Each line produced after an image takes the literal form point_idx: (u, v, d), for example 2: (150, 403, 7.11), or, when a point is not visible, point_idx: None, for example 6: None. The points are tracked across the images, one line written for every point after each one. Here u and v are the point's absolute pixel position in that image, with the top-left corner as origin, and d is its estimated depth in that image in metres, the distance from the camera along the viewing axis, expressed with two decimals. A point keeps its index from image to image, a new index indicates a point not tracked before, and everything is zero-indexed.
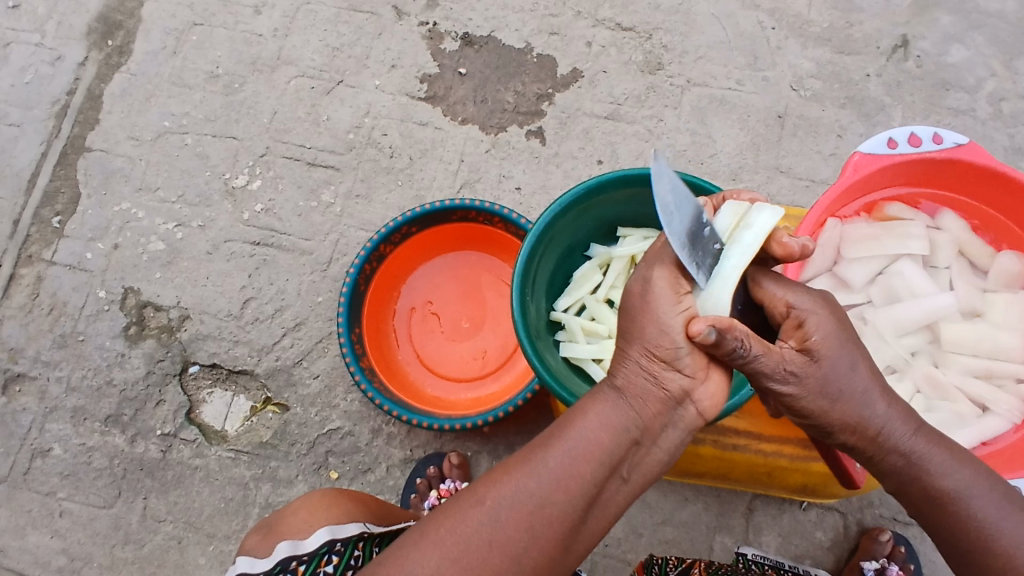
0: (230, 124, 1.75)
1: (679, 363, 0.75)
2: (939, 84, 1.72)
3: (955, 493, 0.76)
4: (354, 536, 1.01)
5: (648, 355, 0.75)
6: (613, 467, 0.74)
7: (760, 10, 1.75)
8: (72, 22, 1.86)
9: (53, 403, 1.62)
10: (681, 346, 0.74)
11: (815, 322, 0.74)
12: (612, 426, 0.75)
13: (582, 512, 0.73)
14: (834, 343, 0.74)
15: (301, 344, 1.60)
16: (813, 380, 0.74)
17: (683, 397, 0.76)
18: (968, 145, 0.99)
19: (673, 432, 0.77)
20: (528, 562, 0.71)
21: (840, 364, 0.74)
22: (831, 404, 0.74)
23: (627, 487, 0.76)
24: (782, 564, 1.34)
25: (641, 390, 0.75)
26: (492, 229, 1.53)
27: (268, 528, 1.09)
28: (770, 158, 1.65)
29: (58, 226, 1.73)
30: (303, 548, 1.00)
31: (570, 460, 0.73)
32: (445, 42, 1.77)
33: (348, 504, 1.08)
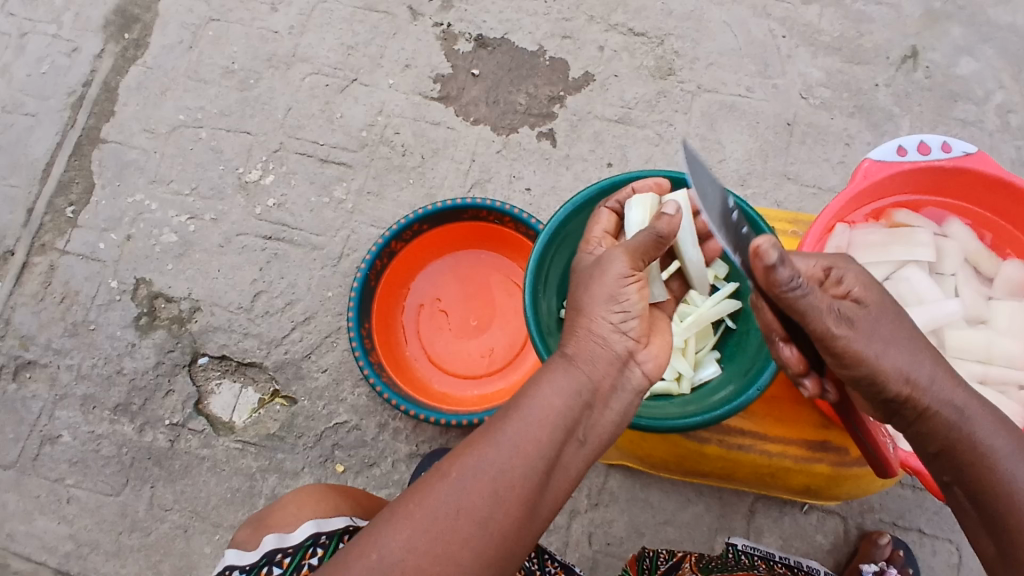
0: (244, 118, 1.78)
1: (625, 327, 0.88)
2: (948, 95, 1.73)
3: (1002, 455, 0.72)
4: (340, 529, 1.03)
5: (598, 320, 0.87)
6: (569, 429, 0.80)
7: (771, 18, 1.77)
8: (90, 14, 1.88)
9: (64, 390, 1.64)
10: (626, 311, 0.88)
11: (848, 277, 0.77)
12: (566, 391, 0.81)
13: (544, 474, 0.76)
14: (870, 297, 0.77)
15: (310, 338, 1.62)
16: (860, 326, 0.74)
17: (628, 357, 0.88)
18: (977, 154, 1.00)
19: (621, 395, 0.87)
20: (495, 526, 0.73)
21: (880, 316, 0.75)
22: (881, 350, 0.73)
23: (585, 450, 0.82)
24: (772, 556, 1.35)
25: (590, 355, 0.85)
26: (503, 228, 1.55)
27: (257, 521, 1.09)
28: (777, 164, 1.67)
29: (71, 216, 1.75)
30: (289, 540, 1.00)
31: (529, 424, 0.77)
32: (458, 43, 1.79)
33: (336, 497, 1.10)
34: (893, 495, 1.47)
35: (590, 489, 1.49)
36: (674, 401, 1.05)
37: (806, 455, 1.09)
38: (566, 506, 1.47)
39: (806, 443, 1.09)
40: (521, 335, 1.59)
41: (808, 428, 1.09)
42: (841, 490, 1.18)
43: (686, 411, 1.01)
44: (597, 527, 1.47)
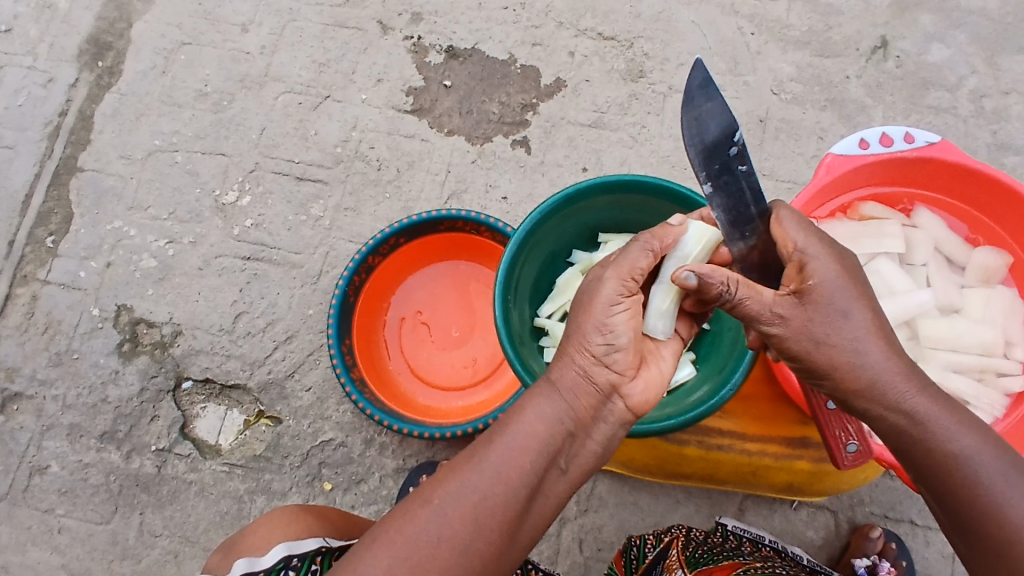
0: (220, 140, 1.78)
1: (610, 359, 0.84)
2: (919, 84, 1.74)
3: (963, 456, 0.75)
4: (312, 551, 1.02)
5: (582, 350, 0.84)
6: (551, 458, 0.80)
7: (740, 16, 1.78)
8: (64, 44, 1.89)
9: (50, 421, 1.64)
10: (613, 341, 0.84)
11: (816, 268, 0.81)
12: (549, 418, 0.81)
13: (525, 503, 0.77)
14: (830, 288, 0.80)
15: (293, 357, 1.62)
16: (798, 322, 0.80)
17: (612, 390, 0.84)
18: (939, 143, 1.01)
19: (605, 425, 0.85)
20: (474, 554, 0.74)
21: (833, 310, 0.79)
22: (813, 347, 0.80)
23: (566, 479, 0.82)
24: (761, 539, 1.33)
25: (573, 383, 0.83)
26: (480, 238, 1.55)
27: (229, 546, 1.10)
28: (752, 161, 1.67)
29: (52, 246, 1.75)
30: (259, 565, 1.00)
31: (510, 451, 0.78)
32: (430, 55, 1.79)
33: (309, 519, 1.10)
34: (882, 487, 1.46)
35: (579, 495, 1.48)
36: None
37: (785, 453, 1.09)
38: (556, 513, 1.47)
39: (784, 441, 1.09)
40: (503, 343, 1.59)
41: (786, 426, 1.08)
42: (825, 486, 1.17)
43: (661, 413, 0.99)
44: (588, 533, 1.46)
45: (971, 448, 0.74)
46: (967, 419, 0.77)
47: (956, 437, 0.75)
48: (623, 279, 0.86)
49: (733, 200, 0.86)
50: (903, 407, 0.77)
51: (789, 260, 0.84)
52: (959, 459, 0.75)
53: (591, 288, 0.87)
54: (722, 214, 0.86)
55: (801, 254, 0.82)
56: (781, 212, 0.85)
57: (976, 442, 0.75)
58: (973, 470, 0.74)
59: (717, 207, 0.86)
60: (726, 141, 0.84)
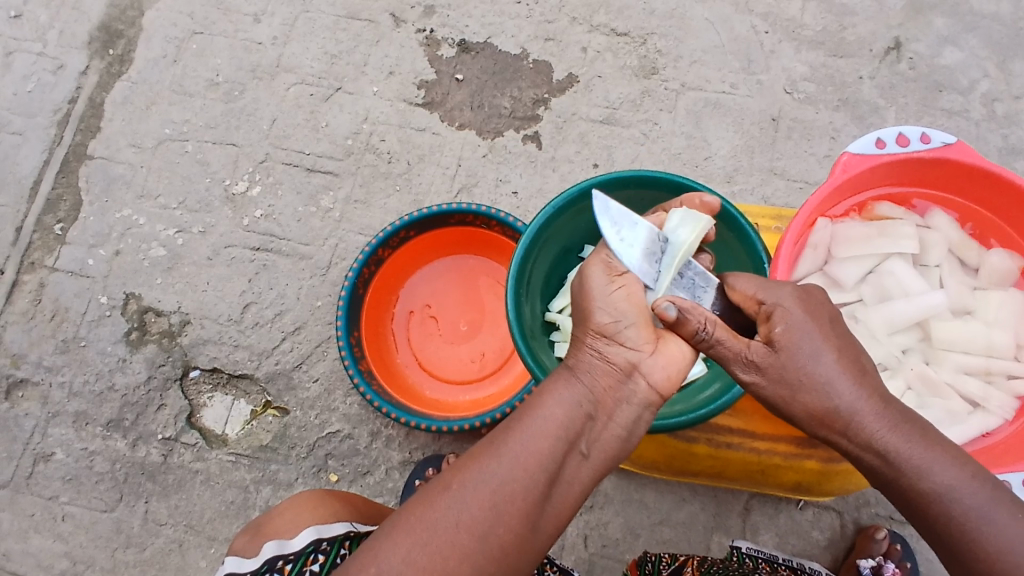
0: (230, 130, 1.78)
1: (623, 337, 0.86)
2: (933, 86, 1.73)
3: (938, 494, 0.73)
4: (340, 535, 1.04)
5: (593, 333, 0.86)
6: (570, 442, 0.80)
7: (754, 14, 1.77)
8: (74, 30, 1.88)
9: (56, 408, 1.64)
10: (619, 320, 0.86)
11: (781, 314, 0.82)
12: (568, 402, 0.82)
13: (544, 489, 0.77)
14: (799, 332, 0.80)
15: (301, 348, 1.62)
16: (774, 369, 0.81)
17: (631, 369, 0.84)
18: (956, 144, 1.00)
19: (628, 407, 0.84)
20: (494, 539, 0.74)
21: (801, 355, 0.80)
22: (792, 394, 0.80)
23: (589, 464, 0.81)
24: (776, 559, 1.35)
25: (590, 366, 0.85)
26: (490, 232, 1.55)
27: (256, 528, 1.12)
28: (764, 160, 1.67)
29: (60, 233, 1.74)
30: (290, 547, 1.02)
31: (530, 436, 0.79)
32: (442, 49, 1.79)
33: (335, 504, 1.12)
34: None
35: None
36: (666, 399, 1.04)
37: (795, 451, 1.09)
38: None
39: (794, 439, 1.09)
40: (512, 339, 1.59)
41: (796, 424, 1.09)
42: (833, 486, 1.17)
43: (673, 410, 0.99)
44: (593, 530, 1.46)
45: (946, 485, 0.72)
46: (945, 452, 0.75)
47: (932, 473, 0.73)
48: (609, 264, 0.89)
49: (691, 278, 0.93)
50: (878, 445, 0.76)
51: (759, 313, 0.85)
52: (936, 496, 0.73)
53: (583, 279, 0.90)
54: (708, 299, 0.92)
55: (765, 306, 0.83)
56: (732, 278, 0.89)
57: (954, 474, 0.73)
58: (947, 507, 0.72)
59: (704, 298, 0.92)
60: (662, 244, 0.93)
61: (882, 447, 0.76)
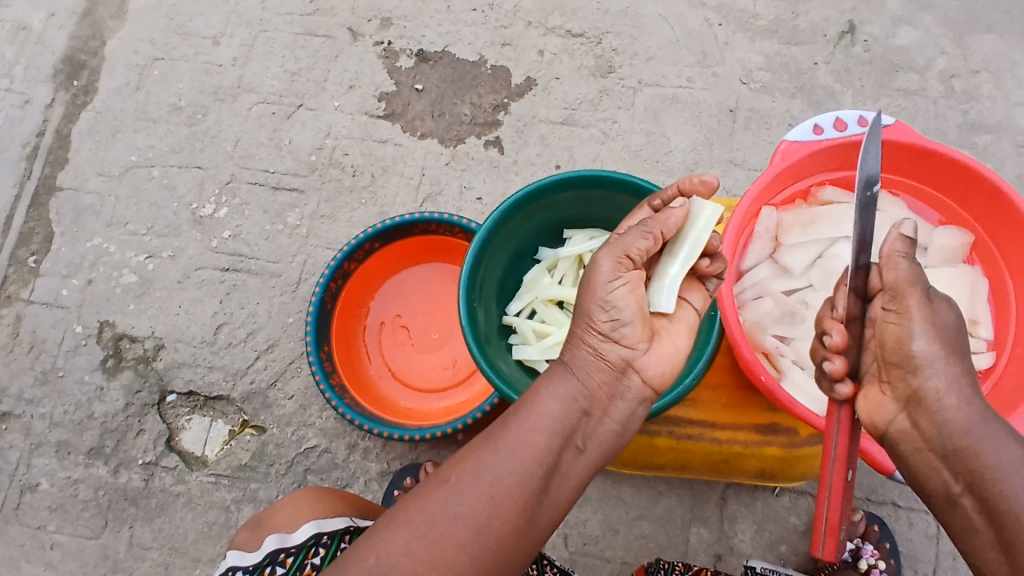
0: (195, 153, 1.79)
1: (618, 334, 0.85)
2: (888, 67, 1.74)
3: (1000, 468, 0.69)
4: (340, 530, 1.06)
5: (590, 329, 0.85)
6: (566, 436, 0.80)
7: (707, 7, 1.78)
8: (38, 64, 1.90)
9: (38, 438, 1.65)
10: (616, 318, 0.85)
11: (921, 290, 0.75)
12: (563, 398, 0.82)
13: (540, 483, 0.77)
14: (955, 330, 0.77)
15: (275, 365, 1.63)
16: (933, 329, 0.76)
17: (626, 365, 0.85)
18: (893, 125, 1.02)
19: (621, 403, 0.85)
20: (492, 531, 0.74)
21: None
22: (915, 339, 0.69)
23: (584, 458, 0.81)
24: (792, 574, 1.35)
25: (586, 362, 0.85)
26: (454, 239, 1.56)
27: (256, 522, 1.12)
28: (723, 151, 1.68)
29: (34, 265, 1.76)
30: (291, 541, 1.04)
31: (525, 431, 0.78)
32: (400, 60, 1.80)
33: (334, 499, 1.13)
34: (862, 470, 1.47)
35: None
36: None
37: (756, 439, 1.10)
38: None
39: (753, 427, 1.09)
40: None
41: (756, 412, 1.10)
42: (800, 471, 1.16)
43: None
44: (572, 529, 1.47)
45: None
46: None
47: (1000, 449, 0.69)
48: (617, 257, 0.86)
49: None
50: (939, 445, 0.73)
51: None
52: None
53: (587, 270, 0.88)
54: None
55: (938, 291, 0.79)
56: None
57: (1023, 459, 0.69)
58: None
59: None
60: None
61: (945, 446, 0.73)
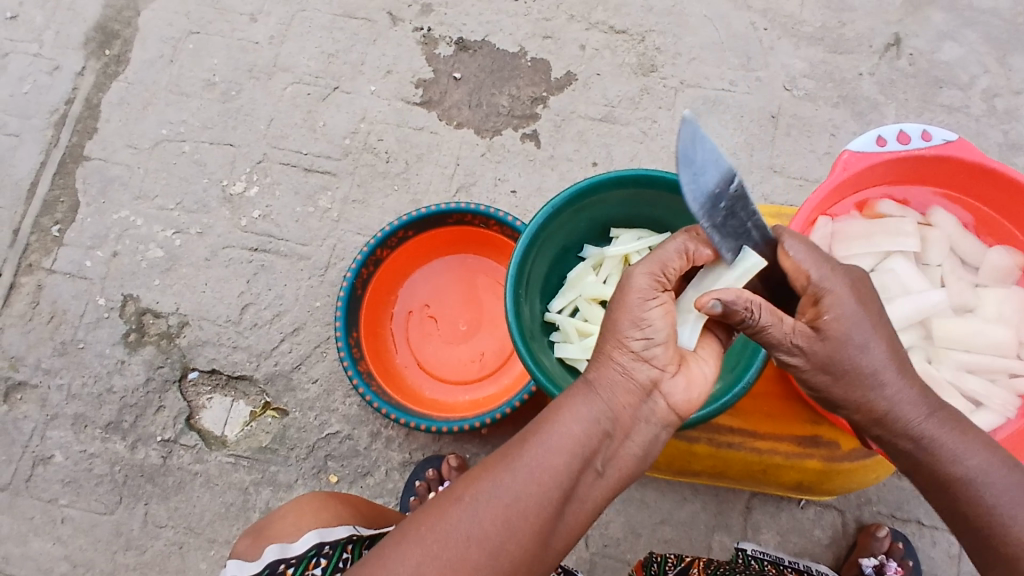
0: (227, 130, 1.77)
1: (649, 355, 0.81)
2: (932, 82, 1.73)
3: (970, 477, 0.76)
4: (343, 538, 1.04)
5: (619, 345, 0.81)
6: (586, 459, 0.77)
7: (752, 11, 1.77)
8: (70, 32, 1.87)
9: (55, 410, 1.63)
10: (649, 336, 0.81)
11: (831, 301, 0.78)
12: (585, 417, 0.78)
13: (557, 506, 0.75)
14: (850, 321, 0.77)
15: (300, 348, 1.61)
16: (820, 356, 0.77)
17: (652, 387, 0.81)
18: (957, 141, 0.99)
19: (644, 426, 0.81)
20: (506, 555, 0.73)
21: (851, 345, 0.76)
22: (835, 380, 0.78)
23: (602, 482, 0.79)
24: (781, 560, 1.35)
25: (612, 381, 0.80)
26: (488, 232, 1.55)
27: (257, 531, 1.11)
28: (763, 157, 1.66)
29: (57, 235, 1.74)
30: (291, 551, 1.01)
31: (545, 451, 0.76)
32: (439, 47, 1.78)
33: (338, 506, 1.11)
34: (889, 486, 1.46)
35: None
36: None
37: (797, 451, 1.10)
38: None
39: (795, 438, 1.10)
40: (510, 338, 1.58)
41: (794, 425, 1.10)
42: (835, 484, 1.18)
43: None
44: (594, 529, 1.46)
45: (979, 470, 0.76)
46: (978, 438, 0.78)
47: (964, 458, 0.76)
48: (655, 275, 0.83)
49: (732, 215, 0.81)
50: (915, 431, 0.78)
51: (804, 292, 0.81)
52: (967, 481, 0.76)
53: (623, 284, 0.83)
54: (731, 256, 0.82)
55: (814, 291, 0.79)
56: (787, 239, 0.82)
57: (984, 462, 0.76)
58: (980, 492, 0.75)
59: (726, 250, 0.82)
60: (721, 189, 0.78)
61: (919, 433, 0.77)
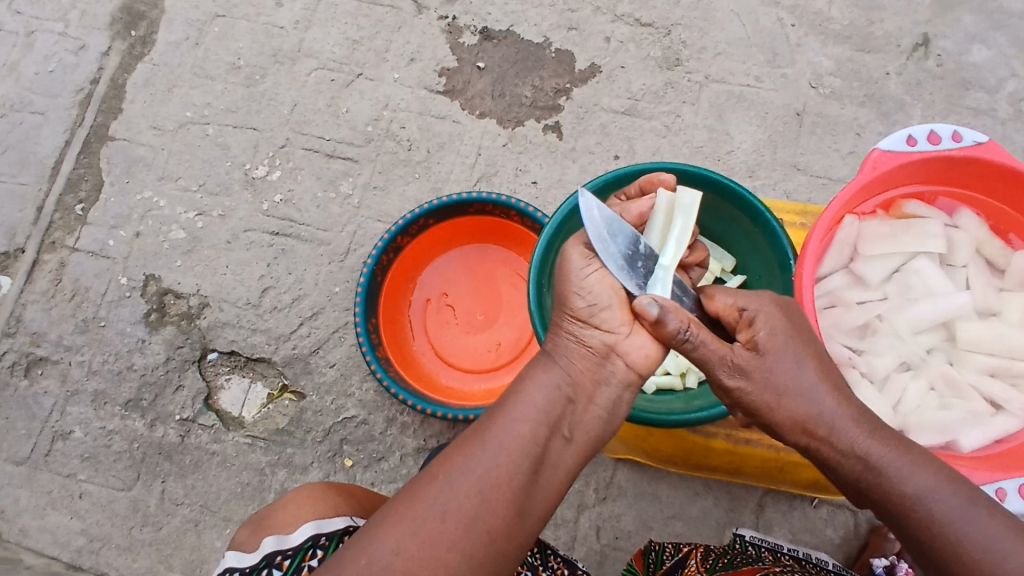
0: (251, 114, 1.78)
1: (597, 320, 0.87)
2: (959, 84, 1.71)
3: (917, 497, 0.70)
4: (340, 529, 0.99)
5: (570, 317, 0.87)
6: (552, 424, 0.79)
7: (780, 7, 1.75)
8: (96, 12, 1.89)
9: (75, 386, 1.65)
10: (595, 303, 0.87)
11: (762, 320, 0.81)
12: (546, 387, 0.82)
13: (530, 473, 0.75)
14: (781, 340, 0.79)
15: (318, 333, 1.63)
16: (758, 373, 0.79)
17: (608, 351, 0.86)
18: (987, 143, 0.97)
19: (606, 389, 0.86)
20: (483, 527, 0.71)
21: (785, 360, 0.78)
22: (777, 398, 0.78)
23: (572, 447, 0.81)
24: (780, 547, 1.30)
25: (567, 349, 0.86)
26: (509, 222, 1.55)
27: (258, 521, 1.06)
28: (787, 155, 1.66)
29: (80, 214, 1.76)
30: (289, 542, 0.97)
31: (512, 422, 0.77)
32: (463, 36, 1.78)
33: (337, 497, 1.06)
34: None
35: (598, 483, 1.48)
36: (678, 396, 1.07)
37: None
38: (574, 500, 1.48)
39: None
40: (527, 329, 1.59)
41: None
42: None
43: (690, 406, 1.01)
44: (605, 522, 1.47)
45: (925, 488, 0.70)
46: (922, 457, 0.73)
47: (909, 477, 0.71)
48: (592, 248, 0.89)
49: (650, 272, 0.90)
50: (859, 450, 0.74)
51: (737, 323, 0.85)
52: (916, 499, 0.70)
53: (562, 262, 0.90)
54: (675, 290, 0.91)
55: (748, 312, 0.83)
56: (713, 288, 0.90)
57: (929, 481, 0.71)
58: (929, 509, 0.70)
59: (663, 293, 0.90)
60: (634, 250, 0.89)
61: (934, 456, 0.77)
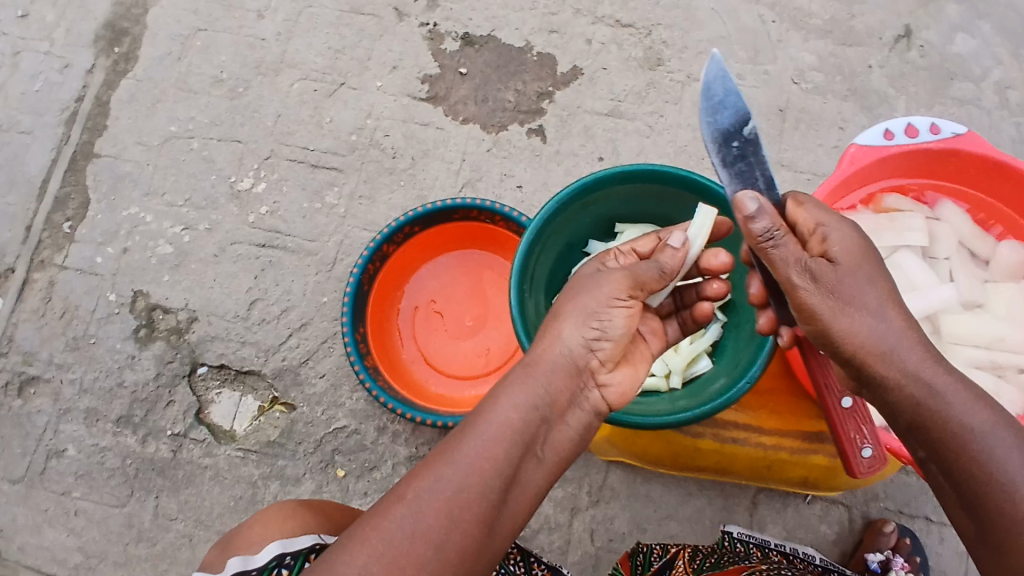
0: (235, 127, 1.78)
1: (596, 345, 0.88)
2: (943, 75, 1.70)
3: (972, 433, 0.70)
4: (306, 548, 0.97)
5: (573, 332, 0.87)
6: (527, 444, 0.78)
7: (761, 3, 1.75)
8: (80, 29, 1.89)
9: (67, 404, 1.65)
10: (602, 328, 0.88)
11: (840, 236, 0.81)
12: (523, 405, 0.80)
13: (500, 493, 0.74)
14: (856, 256, 0.79)
15: (307, 344, 1.63)
16: (830, 281, 0.78)
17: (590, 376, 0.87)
18: (967, 135, 0.98)
19: (580, 413, 0.86)
20: (451, 548, 0.70)
21: (857, 275, 0.78)
22: (841, 306, 0.77)
23: (543, 466, 0.81)
24: (767, 543, 1.31)
25: (555, 367, 0.85)
26: (495, 227, 1.55)
27: (226, 541, 1.07)
28: (771, 152, 1.66)
29: (69, 231, 1.76)
30: (254, 563, 0.96)
31: (485, 439, 0.76)
32: (445, 42, 1.78)
33: (307, 514, 1.04)
34: (897, 483, 1.46)
35: (591, 486, 1.48)
36: (664, 397, 1.07)
37: (803, 446, 1.13)
38: (568, 503, 1.47)
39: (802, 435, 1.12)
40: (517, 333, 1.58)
41: (805, 422, 1.10)
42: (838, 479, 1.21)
43: (677, 407, 1.01)
44: (599, 524, 1.46)
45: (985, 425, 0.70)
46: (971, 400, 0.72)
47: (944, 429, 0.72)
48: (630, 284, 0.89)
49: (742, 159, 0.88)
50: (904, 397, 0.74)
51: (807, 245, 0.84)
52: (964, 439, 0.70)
53: (594, 282, 0.90)
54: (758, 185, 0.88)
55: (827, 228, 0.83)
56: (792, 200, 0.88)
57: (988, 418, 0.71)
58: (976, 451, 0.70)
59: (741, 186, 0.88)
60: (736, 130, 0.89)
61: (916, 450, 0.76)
